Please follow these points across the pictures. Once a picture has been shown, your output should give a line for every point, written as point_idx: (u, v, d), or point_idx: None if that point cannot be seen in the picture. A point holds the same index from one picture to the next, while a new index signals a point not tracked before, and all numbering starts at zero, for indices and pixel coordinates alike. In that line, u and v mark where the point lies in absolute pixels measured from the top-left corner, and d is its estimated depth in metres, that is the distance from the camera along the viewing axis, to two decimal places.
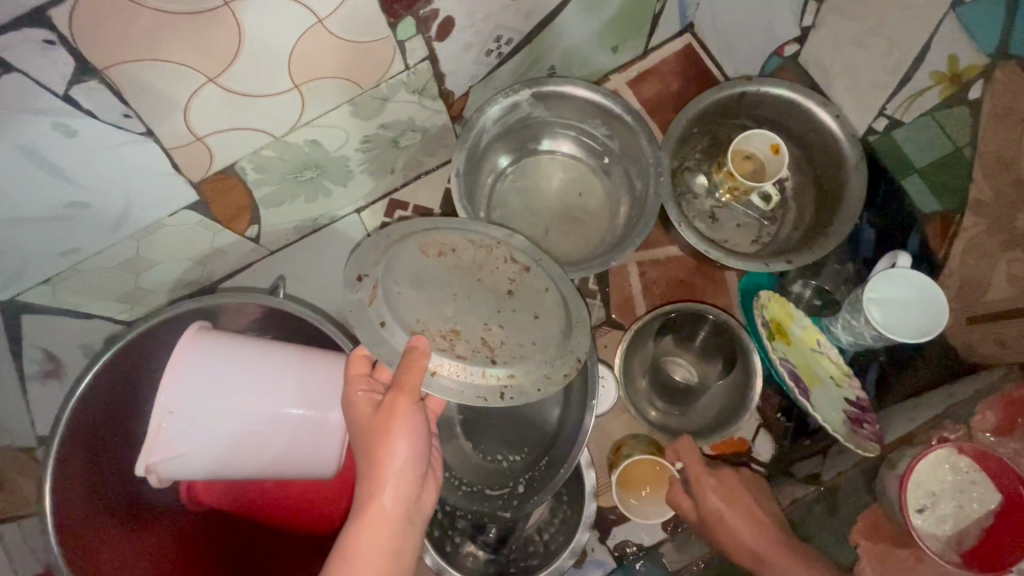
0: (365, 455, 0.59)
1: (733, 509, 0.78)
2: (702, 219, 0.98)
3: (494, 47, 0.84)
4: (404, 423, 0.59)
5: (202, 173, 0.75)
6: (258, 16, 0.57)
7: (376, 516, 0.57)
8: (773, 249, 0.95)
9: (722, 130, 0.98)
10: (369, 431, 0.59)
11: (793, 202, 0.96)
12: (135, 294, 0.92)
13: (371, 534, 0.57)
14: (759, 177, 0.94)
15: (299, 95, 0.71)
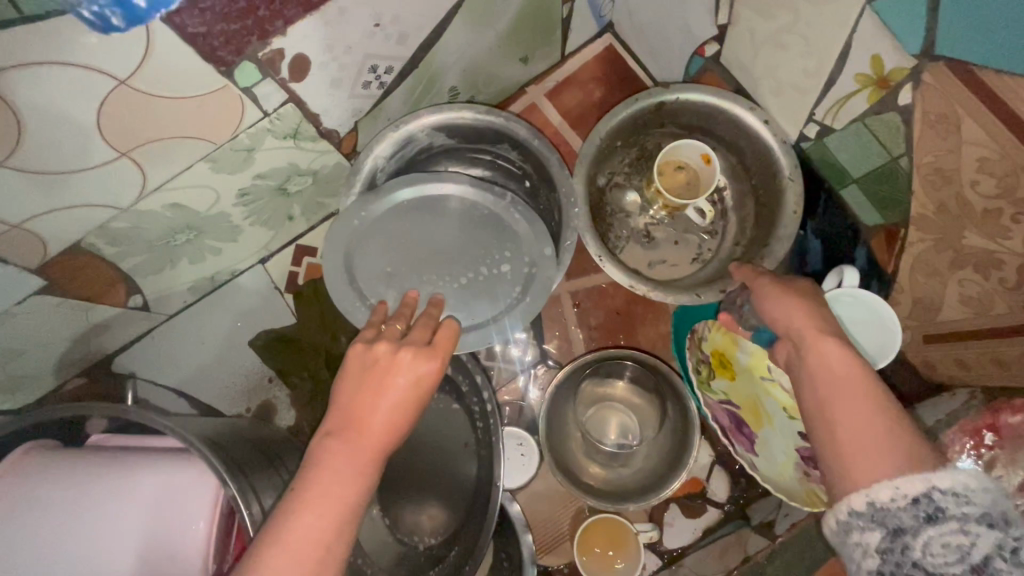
0: (366, 398, 0.55)
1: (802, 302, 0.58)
2: (636, 241, 0.89)
3: (373, 77, 0.74)
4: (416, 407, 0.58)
5: (39, 258, 0.66)
6: (32, 88, 0.48)
7: (356, 465, 0.52)
8: (715, 268, 0.86)
9: (648, 142, 0.88)
10: (396, 372, 0.57)
11: (734, 214, 0.87)
12: (10, 383, 0.83)
13: (344, 482, 0.51)
14: (693, 191, 0.85)
15: (132, 162, 0.61)
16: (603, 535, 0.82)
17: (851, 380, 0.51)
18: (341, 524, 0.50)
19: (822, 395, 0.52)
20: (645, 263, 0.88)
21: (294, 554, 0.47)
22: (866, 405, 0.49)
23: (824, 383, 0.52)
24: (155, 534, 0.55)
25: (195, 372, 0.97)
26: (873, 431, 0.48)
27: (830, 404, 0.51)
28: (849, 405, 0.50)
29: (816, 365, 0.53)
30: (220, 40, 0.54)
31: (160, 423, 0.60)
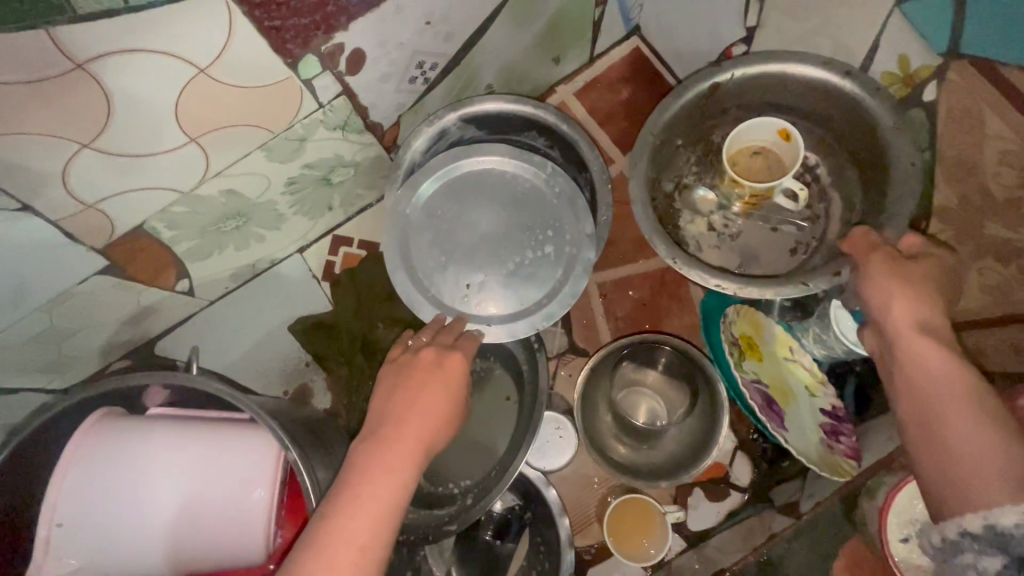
0: (404, 398, 0.61)
1: (907, 290, 0.57)
2: (722, 243, 0.83)
3: (419, 73, 0.78)
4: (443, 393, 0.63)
5: (105, 239, 0.69)
6: (124, 74, 0.51)
7: (397, 458, 0.56)
8: (822, 258, 0.78)
9: (716, 134, 0.83)
10: (429, 376, 0.63)
11: (833, 189, 0.80)
12: (62, 362, 0.86)
13: (386, 472, 0.55)
14: (776, 172, 0.78)
15: (198, 147, 0.65)
16: (630, 515, 0.85)
17: (954, 381, 0.50)
18: (386, 511, 0.53)
19: (924, 391, 0.51)
20: (734, 264, 0.82)
21: (344, 540, 0.50)
22: (969, 411, 0.48)
23: (921, 382, 0.52)
24: (226, 497, 0.57)
25: (235, 358, 1.00)
26: (982, 436, 0.46)
27: (934, 403, 0.50)
28: (950, 407, 0.49)
29: (912, 359, 0.53)
30: (291, 33, 0.58)
31: (222, 390, 0.63)
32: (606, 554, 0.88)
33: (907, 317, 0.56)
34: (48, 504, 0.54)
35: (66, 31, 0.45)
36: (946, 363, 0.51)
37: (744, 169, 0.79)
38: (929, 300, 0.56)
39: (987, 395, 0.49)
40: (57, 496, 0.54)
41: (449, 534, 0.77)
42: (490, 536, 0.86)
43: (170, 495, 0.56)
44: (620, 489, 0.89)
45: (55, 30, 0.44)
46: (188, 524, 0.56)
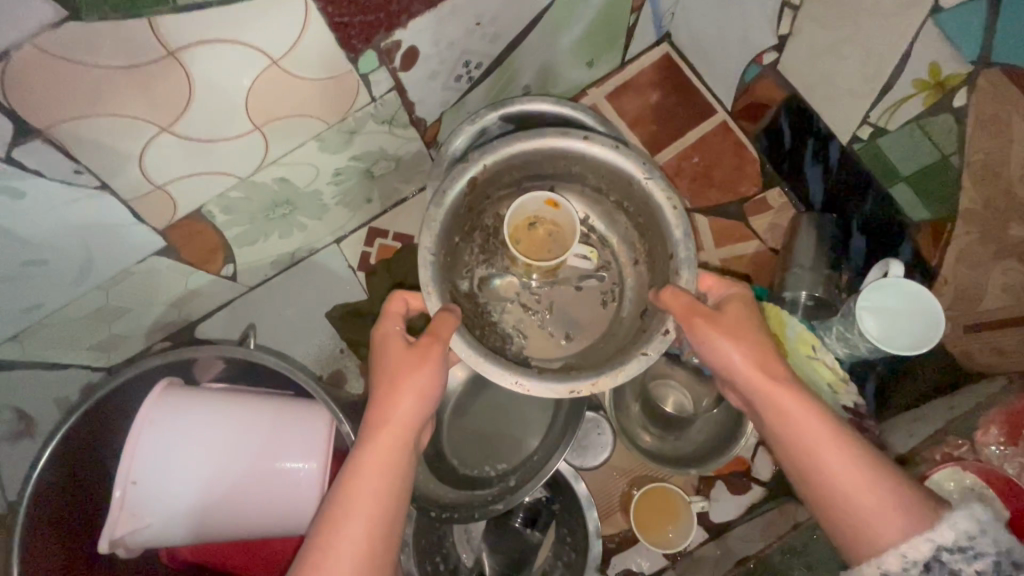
0: (376, 404, 0.57)
1: (744, 354, 0.62)
2: (524, 326, 0.87)
3: (464, 71, 0.81)
4: (425, 370, 0.58)
5: (167, 221, 0.73)
6: (208, 64, 0.55)
7: (376, 472, 0.54)
8: (634, 299, 0.86)
9: (486, 217, 0.84)
10: (397, 376, 0.58)
11: (609, 239, 0.88)
12: (109, 341, 0.89)
13: (369, 486, 0.53)
14: (555, 240, 0.83)
15: (261, 136, 0.69)
16: (653, 504, 0.87)
17: (828, 436, 0.57)
18: (376, 525, 0.52)
19: (801, 448, 0.58)
20: (562, 336, 0.88)
21: (339, 559, 0.50)
22: (845, 458, 0.56)
23: (806, 444, 0.58)
24: (289, 464, 0.61)
25: (271, 343, 1.03)
26: (856, 487, 0.55)
27: (817, 460, 0.57)
28: (830, 461, 0.56)
29: (785, 417, 0.59)
30: (357, 29, 0.62)
31: (280, 365, 0.68)
32: (630, 541, 0.90)
33: (756, 377, 0.61)
34: (122, 464, 0.57)
35: (166, 20, 0.48)
36: (820, 424, 0.58)
37: (529, 244, 0.83)
38: (771, 357, 0.62)
39: (857, 445, 0.57)
40: (131, 458, 0.57)
41: (493, 513, 0.79)
42: (522, 523, 0.87)
43: (237, 460, 0.59)
44: (645, 479, 0.91)
45: (157, 19, 0.48)
46: (254, 488, 0.60)
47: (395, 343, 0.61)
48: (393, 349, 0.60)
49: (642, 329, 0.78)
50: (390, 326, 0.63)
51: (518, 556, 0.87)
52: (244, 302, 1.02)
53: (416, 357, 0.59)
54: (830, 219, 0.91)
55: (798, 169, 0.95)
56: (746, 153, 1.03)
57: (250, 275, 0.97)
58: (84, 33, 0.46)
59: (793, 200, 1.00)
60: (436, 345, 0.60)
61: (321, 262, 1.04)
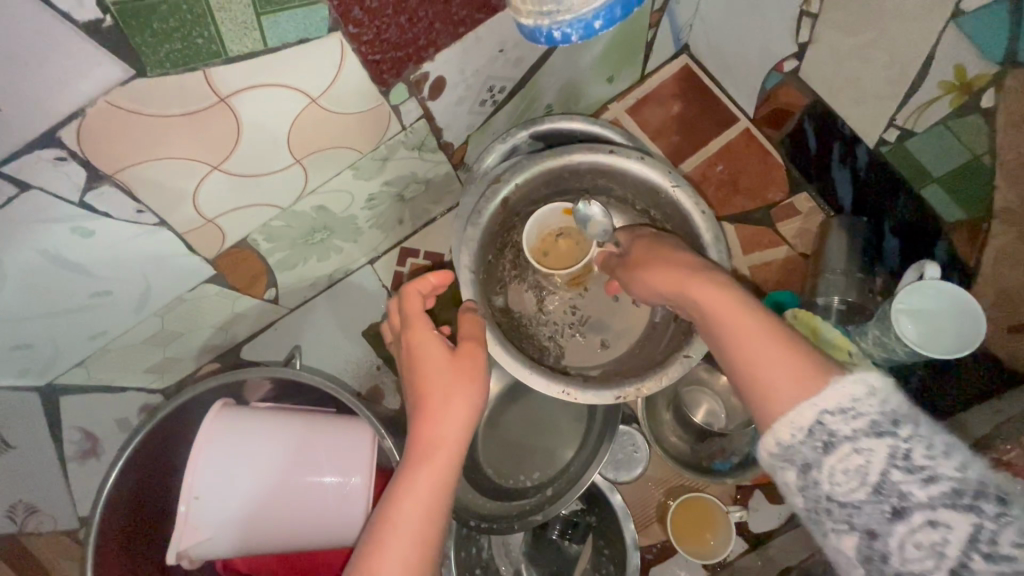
0: (420, 426, 0.58)
1: (648, 245, 0.70)
2: (560, 335, 0.89)
3: (489, 96, 0.84)
4: (467, 386, 0.60)
5: (216, 250, 0.78)
6: (254, 106, 0.59)
7: (426, 494, 0.54)
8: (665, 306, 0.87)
9: (516, 234, 0.87)
10: (450, 394, 0.59)
11: None
12: (164, 363, 0.95)
13: (417, 512, 0.53)
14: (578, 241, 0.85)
15: (302, 168, 0.73)
16: (691, 515, 0.87)
17: (739, 319, 0.55)
18: (426, 547, 0.52)
19: (702, 309, 0.58)
20: (598, 344, 0.89)
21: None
22: (759, 322, 0.54)
23: (730, 326, 0.55)
24: (335, 479, 0.64)
25: (311, 364, 1.07)
26: (759, 347, 0.52)
27: (719, 323, 0.56)
28: (740, 323, 0.54)
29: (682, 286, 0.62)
30: (388, 65, 0.65)
31: (324, 383, 0.72)
32: (667, 553, 0.90)
33: (662, 264, 0.65)
34: (185, 481, 0.61)
35: (218, 71, 0.53)
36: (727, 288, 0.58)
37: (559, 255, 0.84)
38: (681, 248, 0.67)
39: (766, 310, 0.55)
40: (192, 474, 0.61)
41: (532, 524, 0.82)
42: (557, 534, 0.89)
43: (287, 476, 0.63)
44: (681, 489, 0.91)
45: (210, 70, 0.53)
46: (306, 498, 0.63)
47: (442, 354, 0.62)
48: (443, 361, 0.61)
49: (676, 334, 0.81)
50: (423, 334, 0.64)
51: (557, 569, 0.89)
52: (285, 323, 1.07)
53: (455, 364, 0.62)
54: (862, 223, 0.91)
55: (826, 173, 0.95)
56: (771, 159, 1.03)
57: (291, 297, 1.02)
58: (146, 86, 0.51)
59: (822, 205, 1.00)
60: (471, 360, 0.62)
61: (356, 282, 1.08)
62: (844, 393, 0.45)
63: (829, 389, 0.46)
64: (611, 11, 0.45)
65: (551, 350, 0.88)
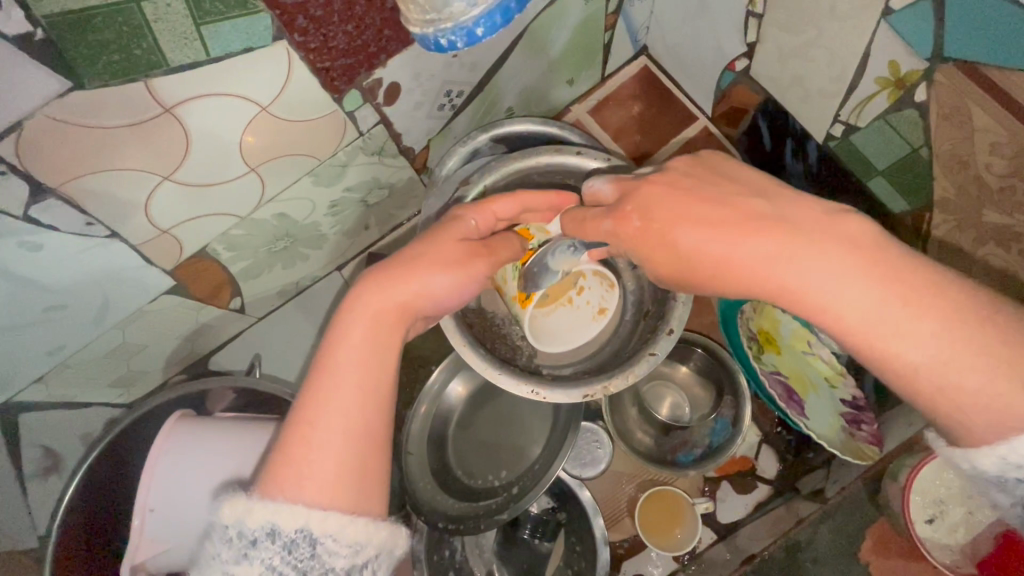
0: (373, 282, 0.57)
1: (704, 228, 0.52)
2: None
3: (447, 100, 0.85)
4: (473, 268, 0.62)
5: (174, 260, 0.77)
6: (202, 115, 0.59)
7: (373, 364, 0.53)
8: (635, 302, 0.86)
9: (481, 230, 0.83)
10: (424, 264, 0.59)
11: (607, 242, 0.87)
12: (128, 377, 0.94)
13: (356, 366, 0.52)
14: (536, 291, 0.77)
15: (257, 176, 0.73)
16: (660, 506, 0.89)
17: (883, 303, 0.45)
18: (360, 427, 0.50)
19: (848, 326, 0.46)
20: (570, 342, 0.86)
21: (327, 425, 0.49)
22: (927, 319, 0.44)
23: (873, 320, 0.45)
24: None
25: (280, 372, 1.07)
26: (941, 359, 0.43)
27: (867, 336, 0.46)
28: (891, 334, 0.45)
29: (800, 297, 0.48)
30: (338, 72, 0.65)
31: (284, 391, 0.74)
32: (639, 548, 0.91)
33: (760, 266, 0.50)
34: (139, 494, 0.64)
35: (160, 81, 0.53)
36: (861, 283, 0.46)
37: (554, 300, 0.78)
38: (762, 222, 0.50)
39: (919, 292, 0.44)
40: (147, 487, 0.64)
41: (498, 522, 0.82)
42: (530, 533, 0.91)
43: (237, 484, 0.64)
44: (650, 482, 0.92)
45: (152, 81, 0.53)
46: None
47: (446, 237, 0.63)
48: (445, 240, 0.62)
49: (642, 330, 0.82)
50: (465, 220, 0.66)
51: (529, 567, 0.90)
52: (254, 332, 1.06)
53: (469, 253, 0.63)
54: None
55: (780, 170, 0.97)
56: (730, 157, 1.05)
57: (258, 305, 1.01)
58: (86, 99, 0.51)
59: None
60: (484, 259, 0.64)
61: (324, 289, 1.08)
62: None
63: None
64: (491, 19, 0.46)
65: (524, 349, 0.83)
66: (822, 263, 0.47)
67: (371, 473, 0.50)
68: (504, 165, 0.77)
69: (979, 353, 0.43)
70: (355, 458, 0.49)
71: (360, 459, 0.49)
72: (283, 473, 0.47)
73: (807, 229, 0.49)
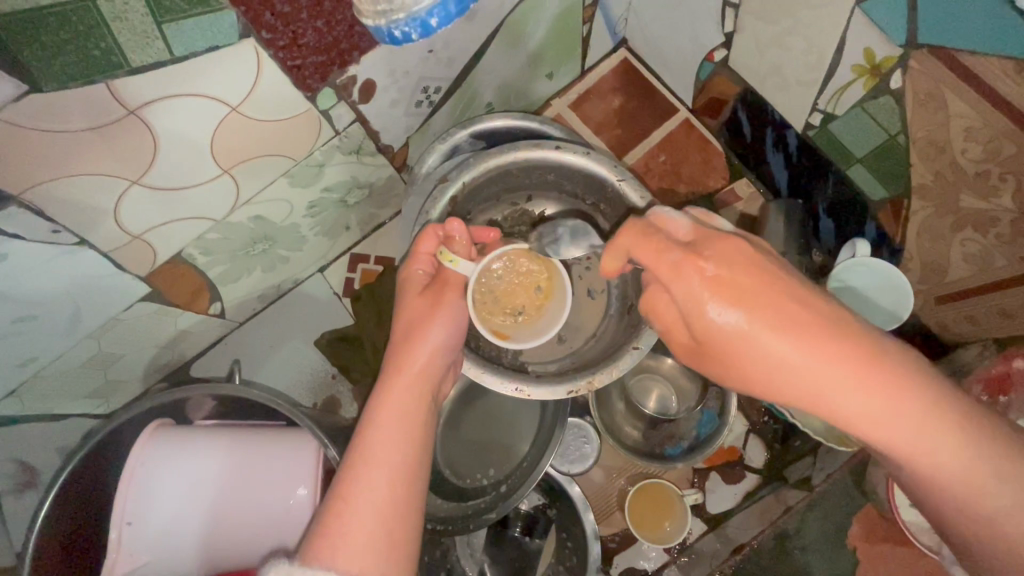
0: (391, 360, 0.62)
1: (754, 333, 0.45)
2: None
3: (425, 96, 0.84)
4: (444, 309, 0.65)
5: (149, 267, 0.76)
6: (169, 117, 0.58)
7: (403, 448, 0.55)
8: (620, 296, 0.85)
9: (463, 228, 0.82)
10: (418, 328, 0.64)
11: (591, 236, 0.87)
12: (106, 387, 0.92)
13: (393, 455, 0.54)
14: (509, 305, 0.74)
15: (231, 178, 0.71)
16: (650, 499, 0.89)
17: (923, 435, 0.44)
18: (397, 501, 0.52)
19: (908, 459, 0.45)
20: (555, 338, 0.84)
21: (359, 500, 0.51)
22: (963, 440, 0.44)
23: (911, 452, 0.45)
24: (267, 489, 0.66)
25: (265, 377, 1.06)
26: (975, 484, 0.44)
27: (909, 460, 0.45)
28: (931, 461, 0.44)
29: (830, 411, 0.45)
30: (310, 70, 0.64)
31: (263, 396, 0.72)
32: (630, 541, 0.92)
33: (803, 377, 0.45)
34: (117, 506, 0.63)
35: (123, 82, 0.52)
36: (917, 394, 0.43)
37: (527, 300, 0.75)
38: (800, 332, 0.45)
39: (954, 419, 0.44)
40: (125, 499, 0.64)
41: (488, 522, 0.82)
42: (519, 532, 0.91)
43: (219, 490, 0.65)
44: (640, 474, 0.93)
45: (114, 82, 0.51)
46: (237, 521, 0.65)
47: (415, 290, 0.67)
48: (408, 297, 0.66)
49: (626, 325, 0.81)
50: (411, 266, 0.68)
51: (520, 564, 0.90)
52: (235, 337, 1.04)
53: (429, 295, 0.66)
54: (797, 205, 0.94)
55: (762, 160, 0.97)
56: (711, 148, 1.05)
57: (238, 310, 0.99)
58: (45, 102, 0.49)
59: (762, 189, 1.02)
60: (448, 292, 0.66)
61: (306, 292, 1.06)
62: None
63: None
64: (445, 8, 0.44)
65: (509, 346, 0.82)
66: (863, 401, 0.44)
67: (405, 550, 0.51)
68: (483, 161, 0.76)
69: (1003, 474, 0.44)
70: (388, 533, 0.50)
71: (393, 534, 0.50)
72: (320, 553, 0.48)
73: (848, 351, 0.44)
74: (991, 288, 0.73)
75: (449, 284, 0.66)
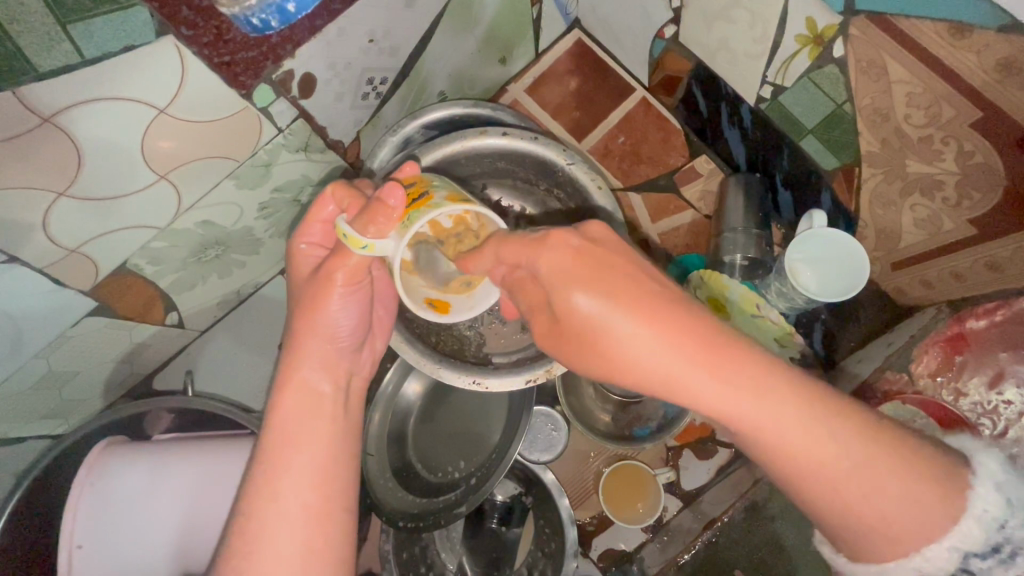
0: (286, 362, 0.60)
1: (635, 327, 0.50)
2: (481, 323, 0.82)
3: (371, 88, 0.82)
4: (332, 288, 0.60)
5: (91, 281, 0.73)
6: (90, 123, 0.55)
7: (304, 451, 0.55)
8: None
9: None
10: (310, 321, 0.60)
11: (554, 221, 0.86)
12: (63, 406, 0.89)
13: (301, 460, 0.54)
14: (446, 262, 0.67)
15: (170, 183, 0.68)
16: (623, 480, 0.91)
17: (802, 434, 0.47)
18: (309, 504, 0.53)
19: (800, 475, 0.48)
20: (518, 327, 0.82)
21: (272, 517, 0.51)
22: (838, 437, 0.47)
23: (797, 460, 0.48)
24: (224, 501, 0.67)
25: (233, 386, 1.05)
26: (861, 483, 0.47)
27: (800, 469, 0.48)
28: (817, 467, 0.47)
29: (710, 409, 0.49)
30: (241, 65, 0.60)
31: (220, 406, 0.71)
32: (608, 522, 0.93)
33: (679, 368, 0.49)
34: (65, 529, 0.63)
35: (31, 90, 0.49)
36: (788, 407, 0.48)
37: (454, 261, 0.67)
38: (693, 320, 0.49)
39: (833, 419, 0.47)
40: (74, 521, 0.63)
41: (458, 515, 0.82)
42: (497, 523, 0.91)
43: (172, 506, 0.65)
44: (615, 457, 0.94)
45: (21, 89, 0.48)
46: (193, 538, 0.65)
47: (303, 278, 0.63)
48: (299, 283, 0.63)
49: None
50: (296, 245, 0.64)
51: (499, 555, 0.91)
52: (197, 346, 1.02)
53: (315, 277, 0.61)
54: (756, 179, 0.94)
55: (719, 135, 0.96)
56: (669, 125, 1.04)
57: (197, 319, 0.97)
58: None
59: (721, 164, 1.02)
60: (343, 273, 0.59)
61: (267, 296, 1.04)
62: (986, 505, 0.46)
63: (973, 505, 0.47)
64: None
65: (473, 338, 0.82)
66: (747, 408, 0.48)
67: (325, 559, 0.52)
68: (430, 150, 0.74)
69: (891, 475, 0.47)
70: (304, 548, 0.51)
71: (309, 546, 0.51)
72: None
73: (717, 353, 0.49)
74: (945, 252, 0.74)
75: (346, 266, 0.59)
